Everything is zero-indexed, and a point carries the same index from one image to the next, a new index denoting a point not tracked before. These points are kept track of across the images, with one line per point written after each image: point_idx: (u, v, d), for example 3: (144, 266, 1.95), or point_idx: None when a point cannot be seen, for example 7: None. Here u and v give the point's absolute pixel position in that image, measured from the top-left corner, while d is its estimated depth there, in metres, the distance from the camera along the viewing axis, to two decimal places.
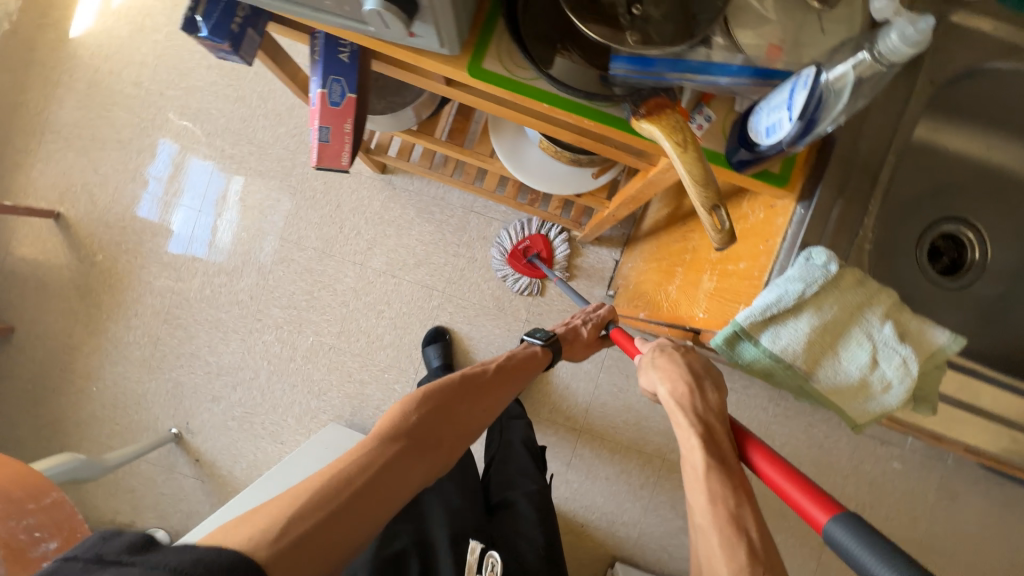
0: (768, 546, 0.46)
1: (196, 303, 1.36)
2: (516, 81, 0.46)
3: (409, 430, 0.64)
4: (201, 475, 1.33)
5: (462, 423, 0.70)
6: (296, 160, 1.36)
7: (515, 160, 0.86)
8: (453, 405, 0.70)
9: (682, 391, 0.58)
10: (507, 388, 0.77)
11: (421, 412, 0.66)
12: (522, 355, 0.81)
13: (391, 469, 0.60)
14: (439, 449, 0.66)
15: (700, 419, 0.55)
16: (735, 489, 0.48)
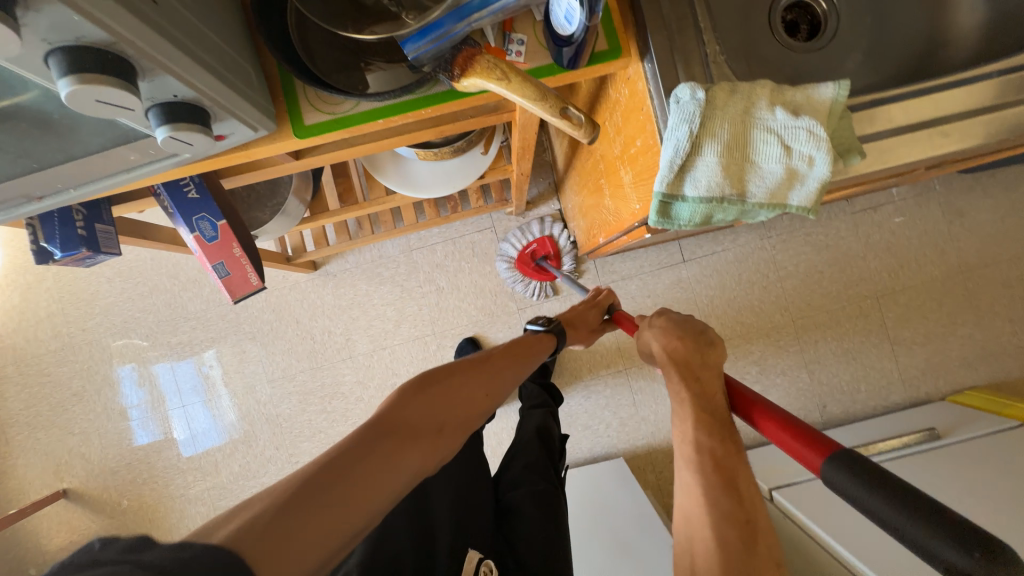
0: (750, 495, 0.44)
1: (235, 485, 1.34)
2: (342, 117, 0.46)
3: (396, 417, 0.51)
4: None
5: (460, 412, 0.57)
6: (237, 307, 1.35)
7: (409, 184, 0.86)
8: (450, 388, 0.58)
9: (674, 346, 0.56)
10: (506, 369, 0.66)
11: (409, 396, 0.54)
12: (529, 346, 0.72)
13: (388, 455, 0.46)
14: (439, 440, 0.53)
15: (708, 368, 0.54)
16: (724, 426, 0.48)
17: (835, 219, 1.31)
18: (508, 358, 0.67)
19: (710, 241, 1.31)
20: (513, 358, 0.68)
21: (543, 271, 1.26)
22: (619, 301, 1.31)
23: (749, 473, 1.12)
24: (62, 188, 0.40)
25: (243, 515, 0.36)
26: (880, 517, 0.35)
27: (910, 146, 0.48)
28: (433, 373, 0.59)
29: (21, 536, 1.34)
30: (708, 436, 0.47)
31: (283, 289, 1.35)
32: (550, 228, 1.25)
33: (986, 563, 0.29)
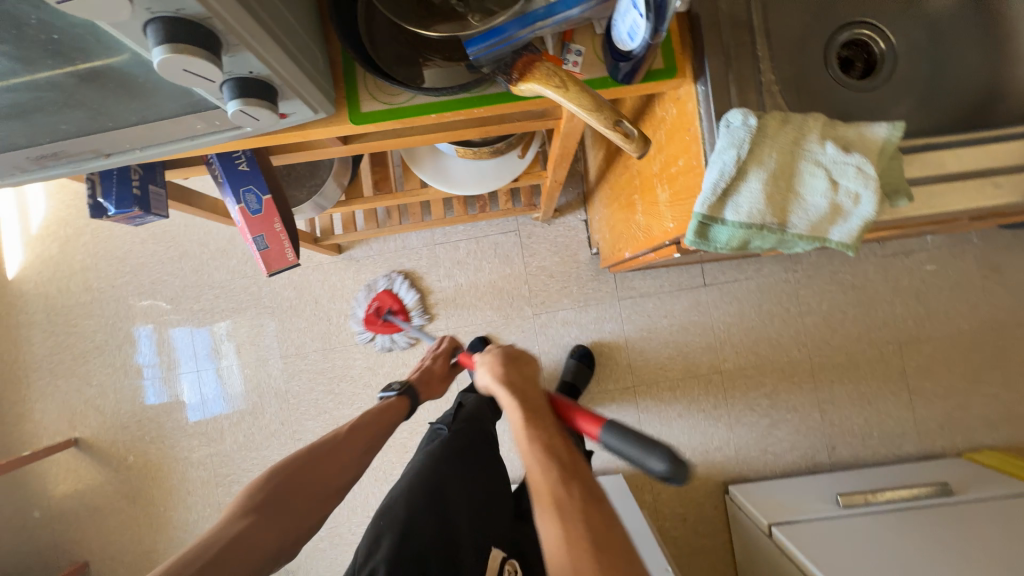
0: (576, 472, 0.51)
1: (237, 455, 1.36)
2: (398, 108, 0.48)
3: (263, 498, 0.66)
4: None
5: (321, 485, 0.71)
6: (260, 281, 1.38)
7: (444, 179, 0.88)
8: (310, 466, 0.72)
9: (494, 374, 0.63)
10: (362, 446, 0.78)
11: (272, 478, 0.68)
12: (378, 415, 0.84)
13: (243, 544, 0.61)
14: (309, 504, 0.69)
15: (528, 379, 0.64)
16: (547, 433, 0.55)
17: (863, 260, 1.29)
18: (368, 427, 0.81)
19: (733, 268, 1.30)
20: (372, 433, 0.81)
21: (390, 325, 1.31)
22: (634, 317, 1.31)
23: (749, 507, 1.10)
24: (128, 148, 0.42)
25: None
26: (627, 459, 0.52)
27: (961, 193, 0.47)
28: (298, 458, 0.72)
29: (29, 479, 1.38)
30: (535, 436, 0.55)
31: (305, 269, 1.37)
32: (386, 283, 1.32)
33: (675, 467, 0.49)
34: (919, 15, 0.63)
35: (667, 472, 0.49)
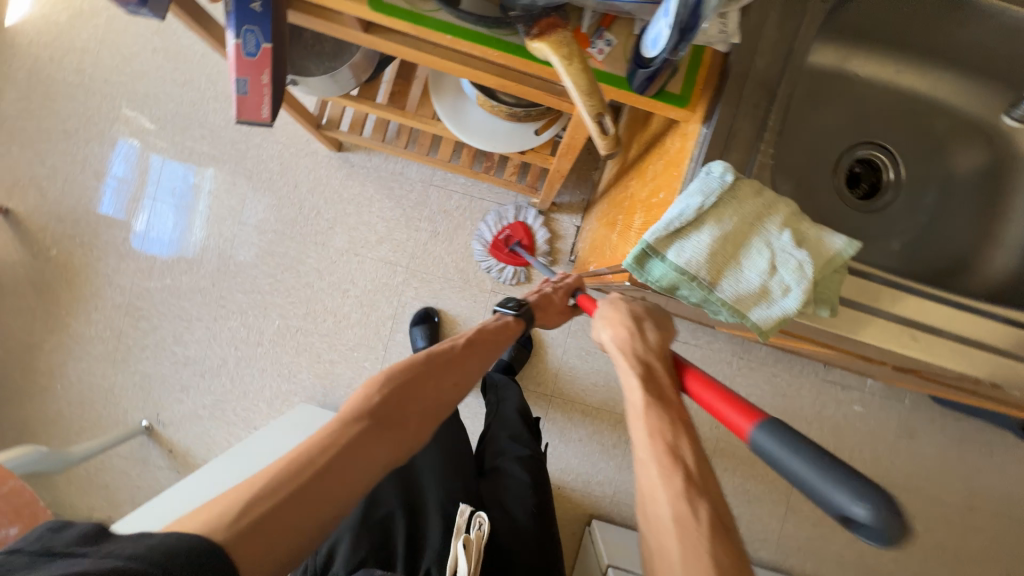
0: (703, 471, 0.56)
1: (159, 294, 1.34)
2: (418, 15, 0.47)
3: (372, 408, 0.61)
4: (175, 465, 1.33)
5: (434, 402, 0.67)
6: (251, 142, 1.34)
7: (456, 121, 0.87)
8: (422, 386, 0.66)
9: (623, 336, 0.68)
10: (479, 357, 0.73)
11: (380, 388, 0.63)
12: (496, 329, 0.77)
13: (348, 466, 0.56)
14: (414, 420, 0.64)
15: (642, 363, 0.65)
16: (672, 424, 0.58)
17: (803, 377, 1.33)
18: (481, 342, 0.75)
19: (688, 331, 1.33)
20: (487, 351, 0.75)
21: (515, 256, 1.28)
22: (581, 334, 1.32)
23: (597, 544, 1.14)
24: None
25: (252, 511, 0.49)
26: (810, 490, 0.42)
27: (879, 331, 0.49)
28: (406, 369, 0.66)
29: None
30: (660, 419, 0.59)
31: (299, 152, 1.34)
32: (513, 214, 1.29)
33: (886, 518, 0.37)
34: (936, 166, 0.65)
35: (874, 523, 0.38)
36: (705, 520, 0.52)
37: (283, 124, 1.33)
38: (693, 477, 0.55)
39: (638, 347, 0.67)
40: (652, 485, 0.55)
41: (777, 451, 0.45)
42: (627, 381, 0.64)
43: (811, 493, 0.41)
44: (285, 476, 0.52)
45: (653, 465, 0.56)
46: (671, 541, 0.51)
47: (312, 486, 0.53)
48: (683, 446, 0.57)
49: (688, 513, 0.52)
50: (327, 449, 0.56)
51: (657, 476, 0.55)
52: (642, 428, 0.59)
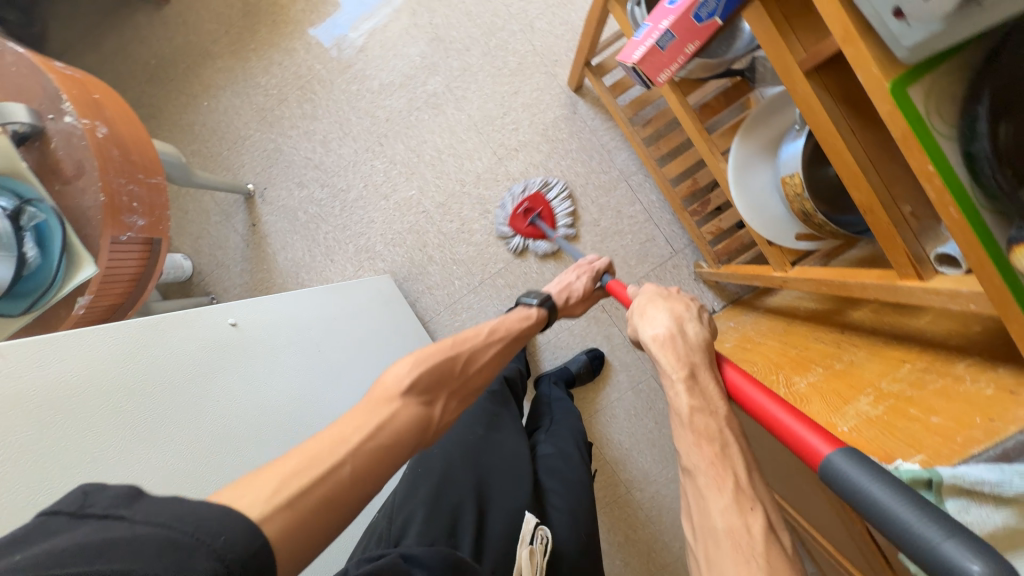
0: (756, 484, 0.47)
1: (336, 92, 1.31)
2: (930, 129, 0.41)
3: (407, 390, 0.59)
4: (248, 239, 1.35)
5: (468, 383, 0.69)
6: (507, 24, 1.26)
7: (741, 175, 0.82)
8: (456, 368, 0.67)
9: (663, 334, 0.60)
10: (500, 351, 0.75)
11: (417, 370, 0.61)
12: (519, 326, 0.81)
13: (404, 429, 0.56)
14: (445, 402, 0.64)
15: (686, 363, 0.56)
16: (721, 431, 0.50)
17: None
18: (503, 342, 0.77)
19: None
20: (509, 348, 0.78)
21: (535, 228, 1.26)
22: (641, 397, 1.31)
23: None
24: None
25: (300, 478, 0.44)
26: (896, 526, 0.36)
27: None
28: (428, 354, 0.64)
29: None
30: (695, 401, 0.53)
31: (540, 64, 1.26)
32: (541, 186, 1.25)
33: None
34: None
35: None
36: (765, 540, 0.43)
37: (547, 30, 1.24)
38: (759, 490, 0.47)
39: (685, 352, 0.58)
40: (716, 485, 0.47)
41: (852, 475, 0.40)
42: (690, 383, 0.54)
43: (902, 538, 0.35)
44: (347, 441, 0.50)
45: (743, 474, 0.47)
46: (728, 561, 0.42)
47: (372, 450, 0.51)
48: (754, 478, 0.48)
49: (752, 530, 0.43)
50: (376, 432, 0.52)
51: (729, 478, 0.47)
52: (690, 428, 0.51)
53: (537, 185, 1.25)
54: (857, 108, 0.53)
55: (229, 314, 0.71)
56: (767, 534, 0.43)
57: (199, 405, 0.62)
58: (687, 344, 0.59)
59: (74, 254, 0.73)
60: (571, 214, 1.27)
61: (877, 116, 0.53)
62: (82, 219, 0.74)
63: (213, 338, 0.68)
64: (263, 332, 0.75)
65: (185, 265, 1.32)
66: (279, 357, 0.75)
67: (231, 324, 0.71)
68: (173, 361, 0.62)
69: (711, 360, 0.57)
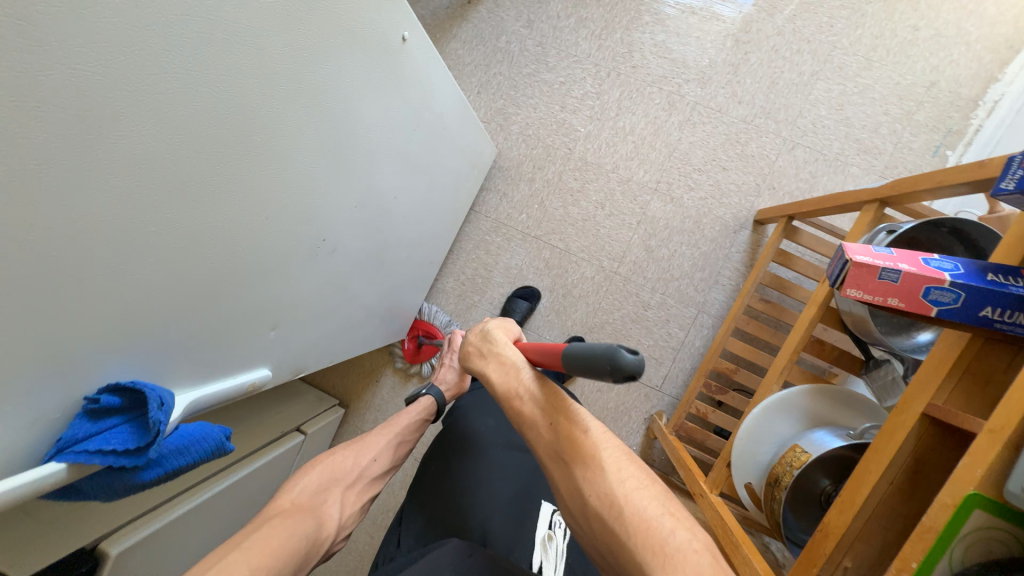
0: (557, 425, 0.51)
1: (630, 4, 1.25)
2: (948, 544, 0.42)
3: (303, 501, 0.65)
4: (452, 6, 1.31)
5: (364, 471, 0.75)
6: (783, 125, 1.20)
7: (773, 408, 0.82)
8: (346, 469, 0.73)
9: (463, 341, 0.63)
10: (381, 434, 0.82)
11: (307, 475, 0.69)
12: (408, 418, 0.86)
13: (298, 531, 0.59)
14: (337, 501, 0.69)
15: (477, 361, 0.60)
16: (511, 404, 0.55)
17: None
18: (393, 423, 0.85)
19: None
20: (396, 429, 0.84)
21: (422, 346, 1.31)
22: None
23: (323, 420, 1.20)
24: None
25: None
26: (585, 370, 0.44)
27: None
28: (319, 458, 0.72)
29: None
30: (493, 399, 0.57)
31: (762, 175, 1.22)
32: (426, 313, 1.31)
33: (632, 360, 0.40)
34: None
35: (626, 368, 0.40)
36: (572, 470, 0.49)
37: (796, 164, 1.20)
38: (563, 415, 0.51)
39: (483, 347, 0.60)
40: (527, 421, 0.53)
41: (566, 355, 0.47)
42: (489, 361, 0.58)
43: (590, 374, 0.44)
44: (237, 546, 0.52)
45: (541, 408, 0.52)
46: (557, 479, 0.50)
47: (265, 546, 0.53)
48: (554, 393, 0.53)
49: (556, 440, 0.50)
50: (269, 529, 0.56)
51: (530, 411, 0.53)
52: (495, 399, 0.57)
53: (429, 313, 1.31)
54: (914, 475, 0.53)
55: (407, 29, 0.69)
56: (571, 465, 0.49)
57: (334, 58, 0.58)
58: (480, 335, 0.61)
59: None
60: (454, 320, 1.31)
61: (918, 493, 0.53)
62: None
63: (386, 33, 0.65)
64: (405, 72, 0.73)
65: None
66: (393, 96, 0.72)
67: (401, 38, 0.69)
68: (356, 10, 0.58)
69: (501, 334, 0.60)
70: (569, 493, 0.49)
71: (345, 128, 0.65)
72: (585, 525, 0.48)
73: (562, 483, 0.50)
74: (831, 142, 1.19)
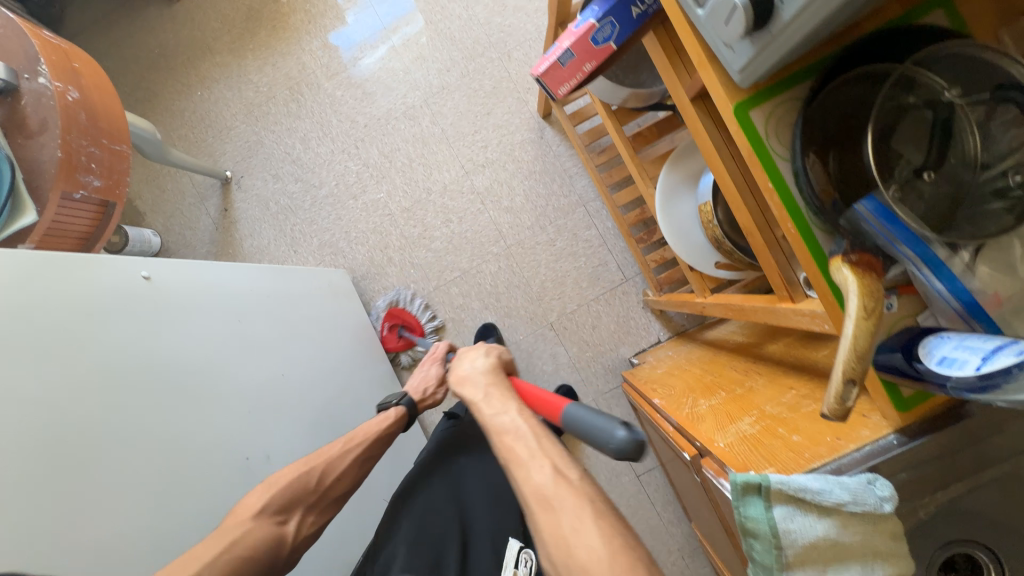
0: (546, 453, 0.59)
1: (320, 96, 1.38)
2: (766, 149, 0.45)
3: (261, 510, 0.64)
4: (218, 223, 1.40)
5: (329, 493, 0.72)
6: (488, 52, 1.34)
7: (667, 202, 0.86)
8: (314, 481, 0.70)
9: (455, 375, 0.74)
10: (359, 450, 0.77)
11: (263, 496, 0.65)
12: (382, 428, 0.81)
13: (257, 548, 0.61)
14: (303, 519, 0.68)
15: (484, 388, 0.69)
16: (527, 434, 0.61)
17: None
18: (366, 450, 0.78)
19: (663, 500, 1.27)
20: (374, 442, 0.79)
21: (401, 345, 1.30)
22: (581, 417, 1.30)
23: None
24: None
25: None
26: (591, 426, 0.54)
27: None
28: (279, 475, 0.68)
29: None
30: (497, 420, 0.64)
31: (513, 90, 1.34)
32: (390, 302, 1.31)
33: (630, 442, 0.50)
34: None
35: (624, 444, 0.50)
36: (558, 497, 0.55)
37: (523, 61, 1.33)
38: (548, 448, 0.59)
39: (481, 377, 0.71)
40: (518, 462, 0.59)
41: (577, 413, 0.56)
42: (487, 400, 0.67)
43: (592, 434, 0.53)
44: (199, 559, 0.56)
45: (531, 444, 0.60)
46: (537, 518, 0.55)
47: (224, 568, 0.57)
48: (544, 441, 0.60)
49: (541, 482, 0.56)
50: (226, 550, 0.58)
51: (518, 448, 0.60)
52: (493, 435, 0.63)
53: (399, 301, 1.31)
54: None
55: (143, 265, 0.66)
56: (557, 492, 0.55)
57: (100, 341, 0.58)
58: (476, 372, 0.73)
59: (21, 202, 0.78)
60: (436, 318, 1.33)
61: None
62: (38, 172, 0.79)
63: (120, 289, 0.62)
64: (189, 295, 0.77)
65: (152, 241, 1.35)
66: (194, 318, 0.70)
67: (143, 277, 0.66)
68: None
69: (491, 374, 0.72)
70: (550, 532, 0.53)
71: (174, 376, 0.64)
72: (555, 541, 0.53)
73: (541, 524, 0.54)
74: (525, 27, 1.33)
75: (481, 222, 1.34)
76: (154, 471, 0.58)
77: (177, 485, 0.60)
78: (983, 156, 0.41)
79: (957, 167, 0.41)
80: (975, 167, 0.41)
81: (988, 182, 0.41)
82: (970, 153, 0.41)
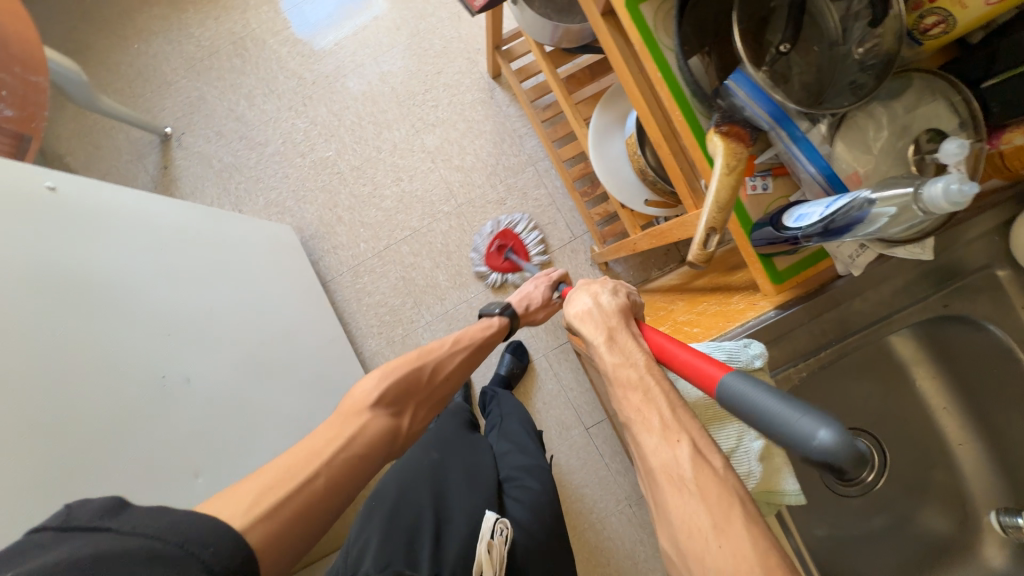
0: (684, 415, 0.41)
1: (265, 52, 1.35)
2: (653, 42, 0.48)
3: (375, 402, 0.63)
4: (157, 181, 1.34)
5: (435, 391, 0.74)
6: (438, 12, 1.35)
7: (599, 141, 0.89)
8: (423, 377, 0.72)
9: (584, 306, 0.54)
10: (464, 351, 0.79)
11: (386, 382, 0.66)
12: (483, 334, 0.84)
13: (372, 442, 0.60)
14: (411, 413, 0.68)
15: (606, 328, 0.51)
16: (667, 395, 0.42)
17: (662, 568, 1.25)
18: (467, 352, 0.80)
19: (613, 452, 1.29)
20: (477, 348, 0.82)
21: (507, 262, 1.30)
22: (531, 373, 1.32)
23: None
24: None
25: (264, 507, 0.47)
26: (769, 418, 0.33)
27: None
28: (394, 368, 0.69)
29: None
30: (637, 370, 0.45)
31: (463, 50, 1.35)
32: (507, 222, 1.31)
33: (848, 451, 0.29)
34: (898, 503, 0.64)
35: (831, 451, 0.29)
36: (694, 466, 0.37)
37: (473, 22, 1.35)
38: (685, 418, 0.41)
39: (602, 317, 0.53)
40: (644, 425, 0.41)
41: (746, 391, 0.35)
42: (620, 342, 0.48)
43: (770, 425, 0.33)
44: (320, 453, 0.54)
45: (668, 411, 0.41)
46: (664, 497, 0.37)
47: (345, 462, 0.55)
48: (681, 409, 0.42)
49: (680, 459, 0.37)
50: (341, 449, 0.56)
51: (655, 415, 0.41)
52: (615, 386, 0.45)
53: (506, 221, 1.31)
54: None
55: (48, 175, 0.63)
56: (695, 460, 0.37)
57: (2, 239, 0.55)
58: (606, 311, 0.53)
59: None
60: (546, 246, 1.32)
61: None
62: None
63: (20, 191, 0.59)
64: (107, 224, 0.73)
65: None
66: (107, 237, 0.67)
67: (48, 187, 0.63)
68: None
69: (624, 318, 0.52)
70: (681, 517, 0.36)
71: (84, 287, 0.61)
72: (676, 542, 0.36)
73: (672, 508, 0.37)
74: None
75: (433, 181, 1.34)
76: (61, 369, 0.56)
77: (87, 389, 0.58)
78: (839, 39, 0.46)
79: (821, 51, 0.46)
80: (836, 49, 0.46)
81: (849, 62, 0.46)
82: (831, 36, 0.46)
